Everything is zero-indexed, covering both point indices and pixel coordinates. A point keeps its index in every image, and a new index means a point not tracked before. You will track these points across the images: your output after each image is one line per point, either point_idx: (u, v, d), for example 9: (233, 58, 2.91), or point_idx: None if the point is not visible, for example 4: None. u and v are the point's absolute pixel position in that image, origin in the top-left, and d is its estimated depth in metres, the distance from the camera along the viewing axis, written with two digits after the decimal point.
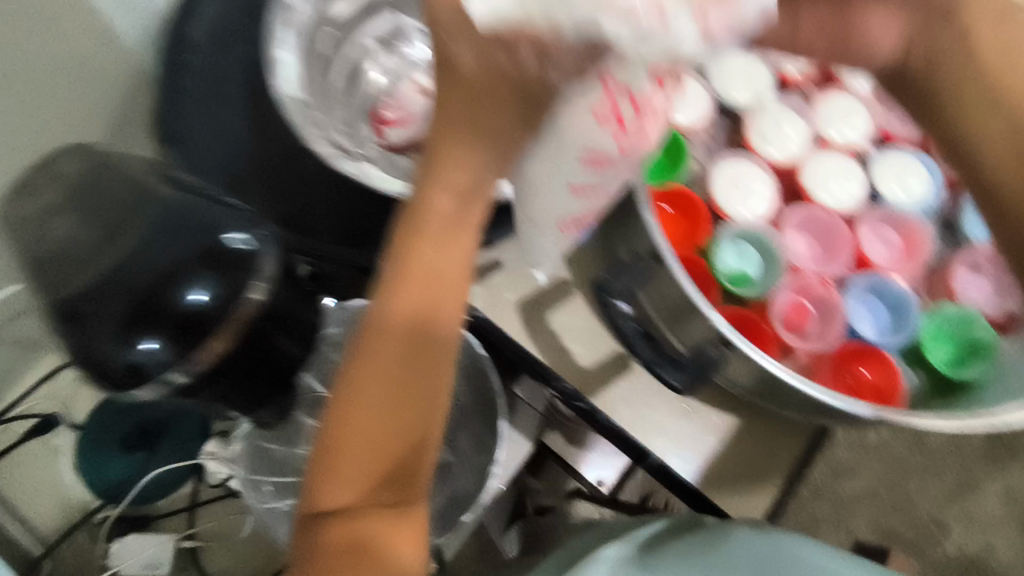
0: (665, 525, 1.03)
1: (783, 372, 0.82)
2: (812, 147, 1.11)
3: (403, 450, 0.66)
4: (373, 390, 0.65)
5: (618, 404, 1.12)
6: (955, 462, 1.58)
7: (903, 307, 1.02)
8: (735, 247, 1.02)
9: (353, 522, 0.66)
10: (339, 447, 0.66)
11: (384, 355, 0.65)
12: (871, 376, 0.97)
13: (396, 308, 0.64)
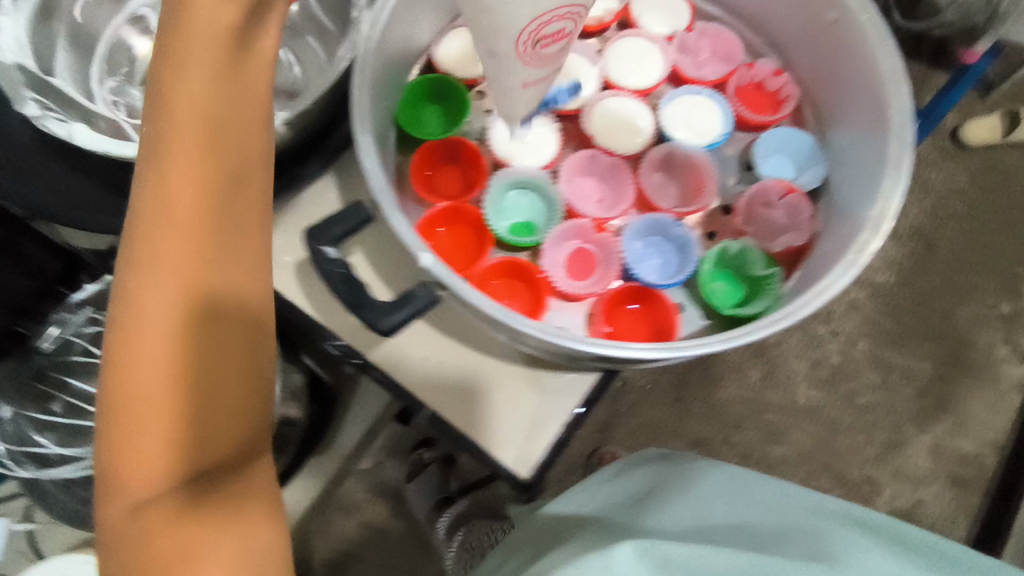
0: (583, 494, 0.61)
1: (544, 330, 0.48)
2: (595, 92, 0.65)
3: (244, 409, 0.39)
4: (161, 297, 0.37)
5: (437, 370, 0.61)
6: (886, 418, 1.44)
7: (688, 252, 0.61)
8: (501, 192, 0.63)
9: (165, 519, 0.35)
10: (122, 425, 0.36)
11: (167, 293, 0.37)
12: (654, 309, 0.60)
13: (169, 201, 0.38)
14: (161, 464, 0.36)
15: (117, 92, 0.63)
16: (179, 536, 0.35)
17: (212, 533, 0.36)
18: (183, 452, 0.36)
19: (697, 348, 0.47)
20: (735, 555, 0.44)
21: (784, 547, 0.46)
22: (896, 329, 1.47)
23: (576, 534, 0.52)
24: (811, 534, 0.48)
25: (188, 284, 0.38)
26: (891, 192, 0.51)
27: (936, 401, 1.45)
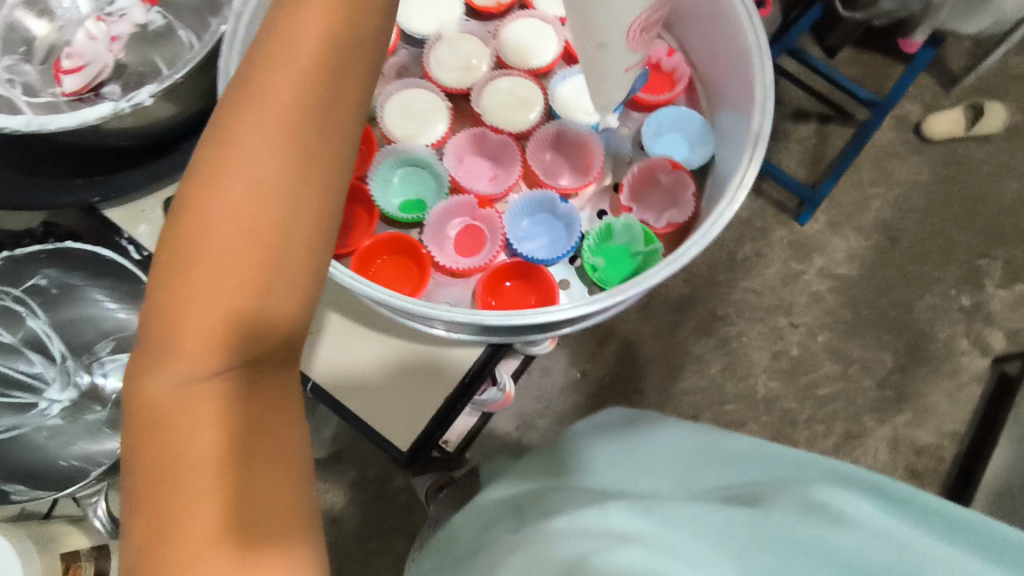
0: (509, 480, 0.54)
1: (391, 296, 0.49)
2: (488, 71, 0.66)
3: (302, 261, 0.31)
4: (264, 126, 0.31)
5: (325, 353, 0.63)
6: (846, 411, 1.38)
7: (573, 228, 0.61)
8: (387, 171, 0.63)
9: (230, 474, 0.28)
10: (190, 269, 0.29)
11: (272, 108, 0.31)
12: (533, 287, 0.61)
13: (289, 47, 0.32)
14: (206, 323, 0.29)
15: (14, 71, 0.64)
16: (214, 408, 0.28)
17: (268, 420, 0.30)
18: (235, 306, 0.29)
19: (544, 314, 0.49)
20: (727, 507, 0.39)
21: (775, 500, 0.40)
22: (856, 322, 1.42)
23: (541, 492, 0.48)
24: (798, 487, 0.41)
25: (270, 97, 0.32)
26: (750, 163, 0.51)
27: (895, 392, 1.39)
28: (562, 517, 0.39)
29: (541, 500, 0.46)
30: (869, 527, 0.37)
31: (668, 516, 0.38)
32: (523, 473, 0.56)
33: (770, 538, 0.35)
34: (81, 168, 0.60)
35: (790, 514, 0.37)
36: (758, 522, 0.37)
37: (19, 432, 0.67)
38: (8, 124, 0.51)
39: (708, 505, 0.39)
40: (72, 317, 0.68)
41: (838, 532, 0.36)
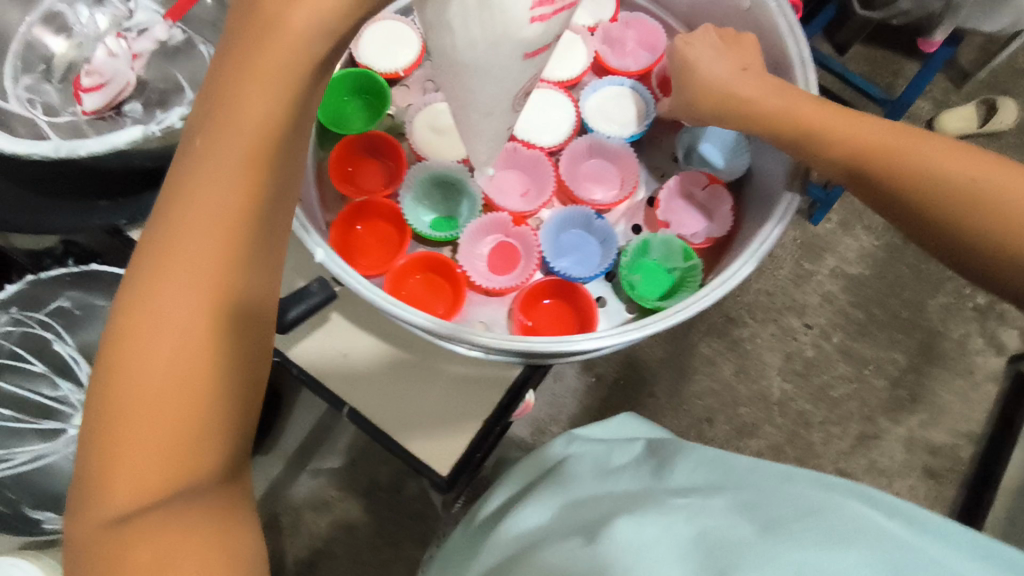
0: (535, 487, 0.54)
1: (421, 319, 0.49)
2: None
3: (234, 400, 0.33)
4: (186, 282, 0.32)
5: (354, 373, 0.61)
6: (862, 411, 1.35)
7: (610, 245, 0.61)
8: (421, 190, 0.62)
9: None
10: (125, 415, 0.31)
11: (194, 265, 0.32)
12: (571, 304, 0.60)
13: (204, 199, 0.32)
14: (145, 448, 0.31)
15: (33, 90, 0.62)
16: (172, 534, 0.31)
17: (201, 531, 0.32)
18: (181, 447, 0.32)
19: (600, 339, 0.48)
20: (719, 522, 0.40)
21: (769, 513, 0.41)
22: (868, 321, 1.39)
23: (531, 505, 0.50)
24: (810, 504, 0.42)
25: (190, 246, 0.32)
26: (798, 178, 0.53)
27: (909, 392, 1.36)
28: (564, 554, 0.39)
29: (540, 513, 0.48)
30: (857, 537, 0.38)
31: (662, 529, 0.39)
32: (518, 486, 0.58)
33: (755, 553, 0.36)
34: (100, 188, 0.58)
35: (779, 530, 0.38)
36: (749, 541, 0.37)
37: (51, 460, 0.62)
38: (37, 151, 0.50)
39: (697, 516, 0.40)
40: (95, 338, 0.65)
41: (831, 548, 0.36)
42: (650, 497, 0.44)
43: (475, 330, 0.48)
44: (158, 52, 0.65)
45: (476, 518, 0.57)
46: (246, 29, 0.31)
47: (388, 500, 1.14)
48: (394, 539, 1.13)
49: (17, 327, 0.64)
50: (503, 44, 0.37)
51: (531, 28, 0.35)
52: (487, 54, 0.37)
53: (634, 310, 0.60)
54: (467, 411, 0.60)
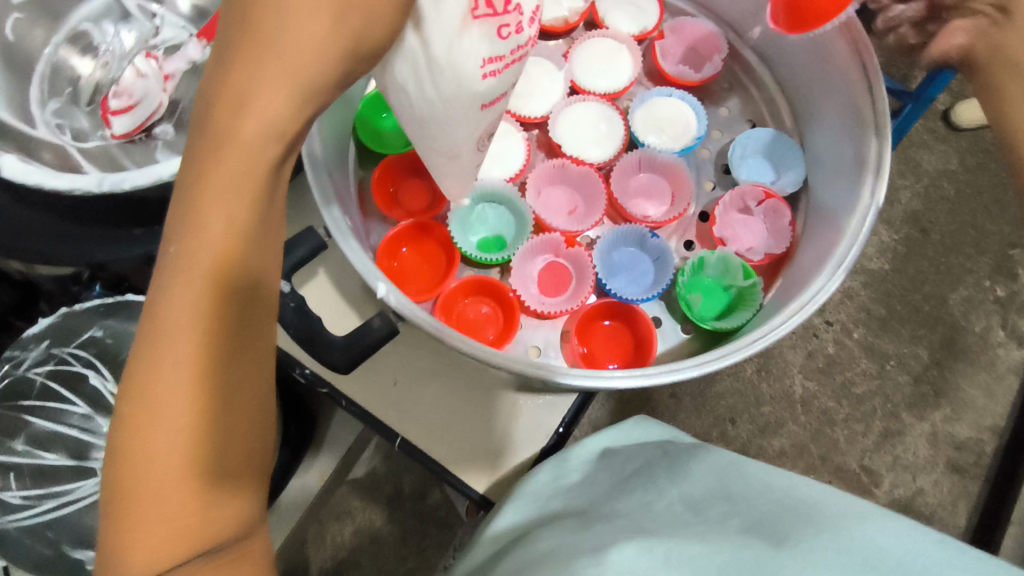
0: (554, 492, 0.50)
1: (470, 345, 0.46)
2: (564, 96, 0.63)
3: (240, 483, 0.31)
4: (174, 383, 0.28)
5: (399, 398, 0.59)
6: (883, 404, 1.17)
7: (665, 262, 0.59)
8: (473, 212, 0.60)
9: None
10: (129, 521, 0.29)
11: (180, 365, 0.29)
12: (626, 325, 0.58)
13: (182, 299, 0.29)
14: (167, 519, 0.28)
15: (62, 115, 0.60)
16: None
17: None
18: (194, 534, 0.29)
19: (675, 373, 0.45)
20: (731, 543, 0.36)
21: (782, 525, 0.38)
22: (890, 317, 1.19)
23: (548, 527, 0.44)
24: (830, 510, 0.39)
25: (175, 348, 0.28)
26: (872, 193, 0.50)
27: (932, 386, 1.17)
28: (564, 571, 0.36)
29: (551, 530, 0.43)
30: (877, 556, 0.35)
31: (675, 551, 0.36)
32: (523, 501, 0.50)
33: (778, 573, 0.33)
34: (135, 217, 0.56)
35: (795, 543, 0.36)
36: (762, 556, 0.35)
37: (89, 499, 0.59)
38: (85, 185, 0.54)
39: (711, 538, 0.37)
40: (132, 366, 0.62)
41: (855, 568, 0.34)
42: (663, 515, 0.41)
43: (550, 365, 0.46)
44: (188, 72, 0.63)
45: (486, 533, 0.50)
46: (202, 125, 0.28)
47: (412, 507, 1.11)
48: (418, 548, 1.10)
49: (50, 364, 0.62)
50: (460, 101, 0.36)
51: (482, 85, 0.36)
52: (445, 111, 0.38)
53: (690, 329, 0.58)
54: (520, 438, 0.58)
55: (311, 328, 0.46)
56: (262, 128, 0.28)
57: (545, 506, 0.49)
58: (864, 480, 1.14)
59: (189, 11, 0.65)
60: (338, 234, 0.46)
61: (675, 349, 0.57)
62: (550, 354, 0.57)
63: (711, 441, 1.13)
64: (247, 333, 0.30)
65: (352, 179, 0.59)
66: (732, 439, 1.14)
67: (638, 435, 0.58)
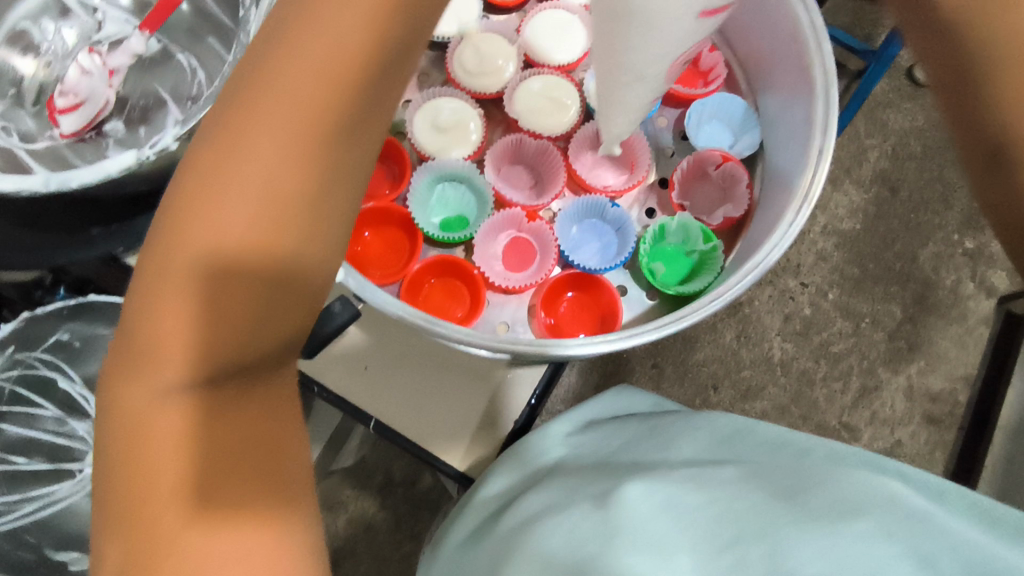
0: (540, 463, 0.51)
1: (441, 325, 0.46)
2: (517, 72, 0.63)
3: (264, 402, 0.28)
4: (249, 170, 0.27)
5: (375, 383, 0.59)
6: (860, 361, 1.19)
7: (627, 233, 0.59)
8: (436, 196, 0.61)
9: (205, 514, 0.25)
10: (140, 458, 0.26)
11: (259, 146, 0.27)
12: (589, 296, 0.59)
13: (278, 101, 0.27)
14: (209, 304, 0.27)
15: (6, 117, 0.59)
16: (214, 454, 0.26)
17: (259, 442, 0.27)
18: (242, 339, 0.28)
19: (633, 338, 0.46)
20: (730, 494, 0.37)
21: (772, 482, 0.38)
22: (864, 276, 1.21)
23: (533, 491, 0.46)
24: (835, 471, 0.38)
25: (198, 250, 0.27)
26: (819, 158, 0.51)
27: (906, 340, 1.20)
28: (570, 527, 0.37)
29: (529, 502, 0.43)
30: (873, 500, 0.35)
31: (672, 501, 0.37)
32: (515, 464, 0.52)
33: (771, 528, 0.34)
34: (95, 213, 0.55)
35: (795, 501, 0.36)
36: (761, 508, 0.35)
37: (58, 506, 0.59)
38: (29, 185, 0.51)
39: (703, 485, 0.38)
40: (100, 370, 0.62)
41: (843, 521, 0.33)
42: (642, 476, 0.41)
43: (543, 340, 0.46)
44: (134, 66, 0.63)
45: (477, 501, 0.51)
46: None
47: (403, 493, 1.12)
48: (413, 532, 1.11)
49: (16, 370, 0.61)
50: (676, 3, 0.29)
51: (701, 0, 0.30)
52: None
53: (655, 296, 0.59)
54: (495, 416, 0.58)
55: None
56: None
57: (537, 462, 0.51)
58: (844, 436, 1.17)
59: (131, 4, 0.65)
60: None
61: (640, 315, 0.58)
62: (518, 329, 0.57)
63: (696, 407, 1.15)
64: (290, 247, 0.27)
65: None
66: (716, 404, 1.16)
67: (621, 404, 0.60)
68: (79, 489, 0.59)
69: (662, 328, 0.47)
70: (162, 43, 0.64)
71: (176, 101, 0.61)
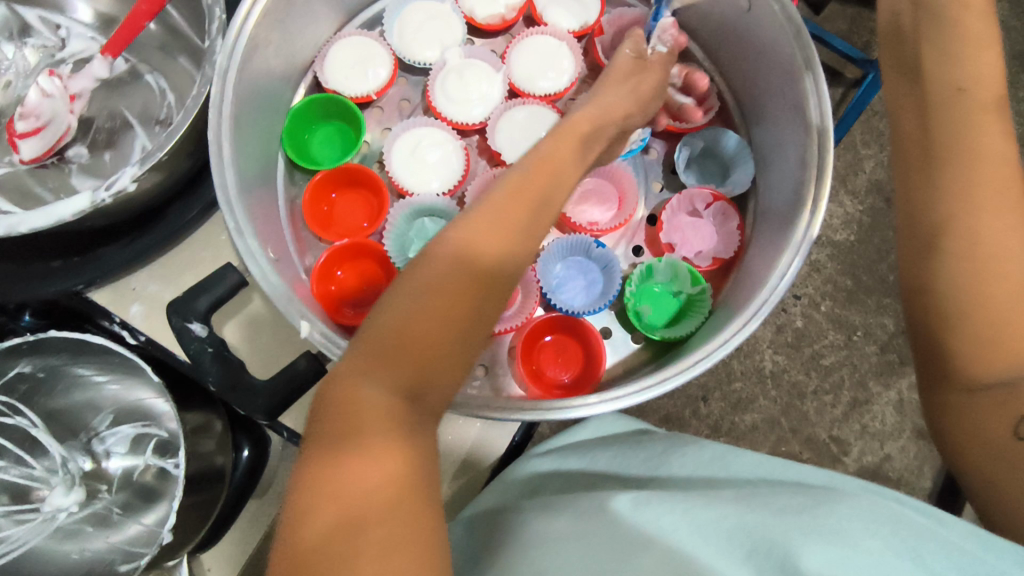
0: (514, 504, 0.49)
1: None
2: (501, 101, 0.61)
3: (424, 444, 0.33)
4: (489, 231, 0.36)
5: None
6: (852, 376, 1.11)
7: (613, 271, 0.57)
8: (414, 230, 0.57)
9: (372, 523, 0.29)
10: (347, 434, 0.31)
11: (492, 229, 0.37)
12: (572, 337, 0.57)
13: (502, 206, 0.38)
14: (420, 330, 0.33)
15: None
16: (381, 464, 0.30)
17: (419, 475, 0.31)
18: (440, 368, 0.33)
19: (615, 403, 0.44)
20: (751, 519, 0.36)
21: (776, 498, 0.37)
22: (857, 288, 1.12)
23: (514, 529, 0.44)
24: (837, 493, 0.38)
25: (425, 277, 0.35)
26: (813, 207, 0.48)
27: (898, 355, 1.11)
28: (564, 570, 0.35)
29: (503, 563, 0.41)
30: (883, 525, 0.34)
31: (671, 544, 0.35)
32: (497, 488, 0.54)
33: (789, 552, 0.32)
34: (55, 248, 0.54)
35: (806, 514, 0.35)
36: (783, 533, 0.34)
37: (20, 552, 0.56)
38: None
39: (704, 507, 0.37)
40: (63, 405, 0.61)
41: (856, 534, 0.33)
42: (612, 522, 0.39)
43: (554, 404, 0.44)
44: (100, 88, 0.60)
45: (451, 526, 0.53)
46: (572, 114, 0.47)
47: None
48: None
49: None
50: None
51: None
52: None
53: (641, 339, 0.57)
54: (472, 459, 0.57)
55: (242, 382, 0.44)
56: (589, 130, 0.45)
57: (533, 497, 0.49)
58: (833, 449, 1.10)
59: (96, 20, 0.62)
60: (273, 277, 0.45)
61: (623, 358, 0.57)
62: (497, 372, 0.55)
63: (683, 419, 1.08)
64: (468, 334, 0.34)
65: (281, 198, 0.57)
66: (704, 415, 1.09)
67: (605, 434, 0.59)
68: (34, 531, 0.57)
69: (648, 386, 0.45)
70: (130, 61, 0.60)
71: (144, 125, 0.59)
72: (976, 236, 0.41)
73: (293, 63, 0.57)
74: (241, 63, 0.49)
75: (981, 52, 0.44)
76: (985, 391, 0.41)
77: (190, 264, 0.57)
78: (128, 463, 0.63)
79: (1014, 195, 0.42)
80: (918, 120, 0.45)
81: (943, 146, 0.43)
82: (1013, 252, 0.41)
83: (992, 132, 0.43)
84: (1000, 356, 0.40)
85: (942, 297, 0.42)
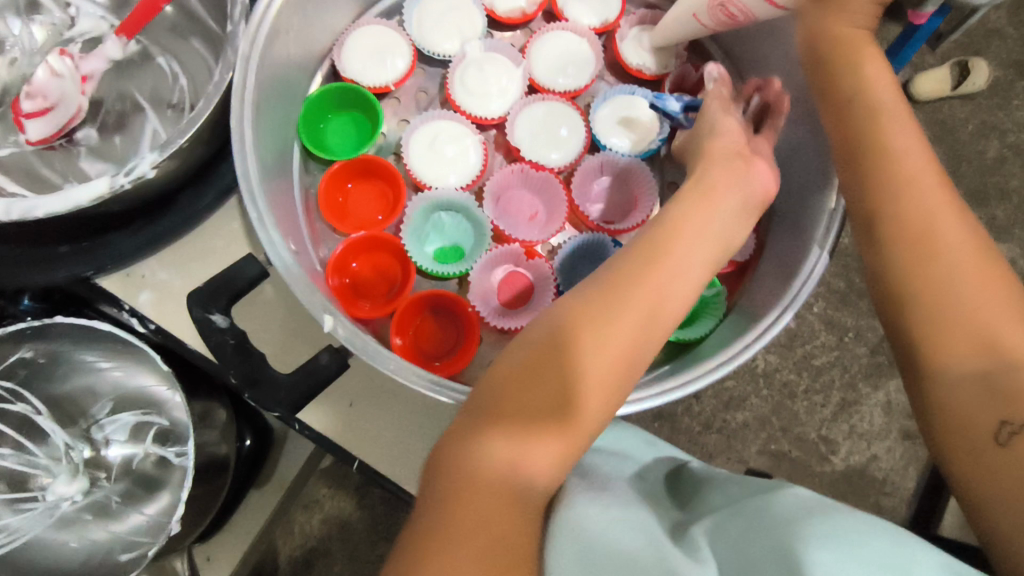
0: None
1: (417, 385, 0.43)
2: (522, 97, 0.60)
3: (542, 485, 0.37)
4: (610, 306, 0.40)
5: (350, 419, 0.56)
6: (840, 379, 1.05)
7: None
8: (431, 226, 0.58)
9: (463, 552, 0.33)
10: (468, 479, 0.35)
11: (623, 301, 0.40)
12: None
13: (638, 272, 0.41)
14: (543, 377, 0.38)
15: None
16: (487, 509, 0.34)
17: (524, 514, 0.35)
18: (567, 414, 0.37)
19: (638, 404, 0.44)
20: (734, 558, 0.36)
21: (758, 523, 0.38)
22: (851, 290, 1.07)
23: None
24: (822, 508, 0.38)
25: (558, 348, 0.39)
26: (832, 212, 0.49)
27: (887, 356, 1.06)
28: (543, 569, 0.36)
29: None
30: (864, 547, 0.35)
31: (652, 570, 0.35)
32: None
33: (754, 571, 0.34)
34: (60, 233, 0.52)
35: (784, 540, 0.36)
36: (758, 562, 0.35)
37: (18, 543, 0.56)
38: None
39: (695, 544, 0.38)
40: (68, 391, 0.60)
41: (840, 559, 0.34)
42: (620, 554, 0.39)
43: None
44: (110, 70, 0.58)
45: None
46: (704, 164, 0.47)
47: (382, 494, 0.94)
48: (391, 535, 0.94)
49: None
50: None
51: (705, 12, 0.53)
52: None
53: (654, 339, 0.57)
54: None
55: (261, 374, 0.44)
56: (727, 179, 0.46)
57: None
58: (821, 449, 1.04)
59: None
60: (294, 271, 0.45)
61: None
62: None
63: (675, 416, 1.04)
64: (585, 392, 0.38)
65: (296, 188, 0.56)
66: (696, 413, 1.04)
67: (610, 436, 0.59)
68: (29, 518, 0.56)
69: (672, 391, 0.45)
70: (141, 43, 0.59)
71: (156, 110, 0.57)
72: (907, 222, 0.42)
73: (312, 51, 0.56)
74: (263, 50, 0.48)
75: (864, 66, 0.46)
76: (959, 382, 0.39)
77: (200, 252, 0.55)
78: (127, 451, 0.62)
79: (935, 180, 0.43)
80: (841, 129, 0.46)
81: (866, 151, 0.44)
82: (946, 237, 0.41)
83: (903, 125, 0.44)
84: (979, 344, 0.39)
85: (903, 293, 0.42)
